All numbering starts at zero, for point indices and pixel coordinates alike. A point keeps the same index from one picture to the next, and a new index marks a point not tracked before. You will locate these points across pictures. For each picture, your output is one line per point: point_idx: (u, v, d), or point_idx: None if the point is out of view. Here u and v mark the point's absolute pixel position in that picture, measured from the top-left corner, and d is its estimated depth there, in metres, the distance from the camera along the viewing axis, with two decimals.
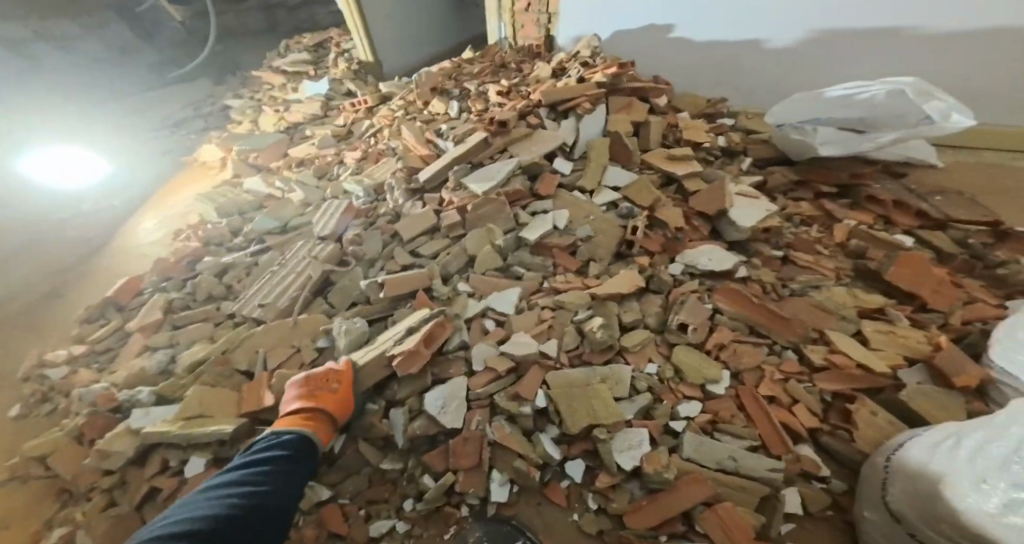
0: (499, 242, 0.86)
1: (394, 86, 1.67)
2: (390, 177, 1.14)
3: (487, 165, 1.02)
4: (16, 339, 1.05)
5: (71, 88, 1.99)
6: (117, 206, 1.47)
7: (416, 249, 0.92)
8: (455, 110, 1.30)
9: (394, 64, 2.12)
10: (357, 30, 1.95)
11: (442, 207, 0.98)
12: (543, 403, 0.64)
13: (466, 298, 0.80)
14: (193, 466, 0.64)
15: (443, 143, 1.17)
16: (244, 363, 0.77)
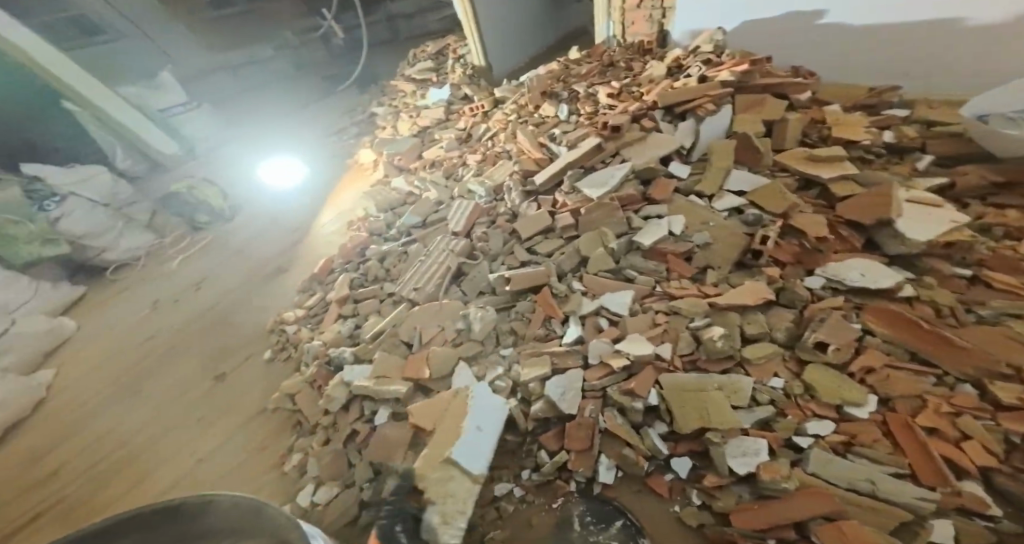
0: (611, 246, 0.90)
1: (507, 90, 1.78)
2: (507, 179, 1.24)
3: (598, 171, 1.06)
4: (269, 304, 1.40)
5: (269, 108, 2.51)
6: (316, 199, 1.85)
7: (533, 247, 1.01)
8: (564, 114, 1.35)
9: (500, 65, 2.25)
10: (471, 34, 2.11)
11: (555, 209, 1.05)
12: (655, 401, 0.67)
13: (579, 296, 0.86)
14: (381, 417, 0.81)
15: (555, 147, 1.23)
16: (406, 337, 0.93)
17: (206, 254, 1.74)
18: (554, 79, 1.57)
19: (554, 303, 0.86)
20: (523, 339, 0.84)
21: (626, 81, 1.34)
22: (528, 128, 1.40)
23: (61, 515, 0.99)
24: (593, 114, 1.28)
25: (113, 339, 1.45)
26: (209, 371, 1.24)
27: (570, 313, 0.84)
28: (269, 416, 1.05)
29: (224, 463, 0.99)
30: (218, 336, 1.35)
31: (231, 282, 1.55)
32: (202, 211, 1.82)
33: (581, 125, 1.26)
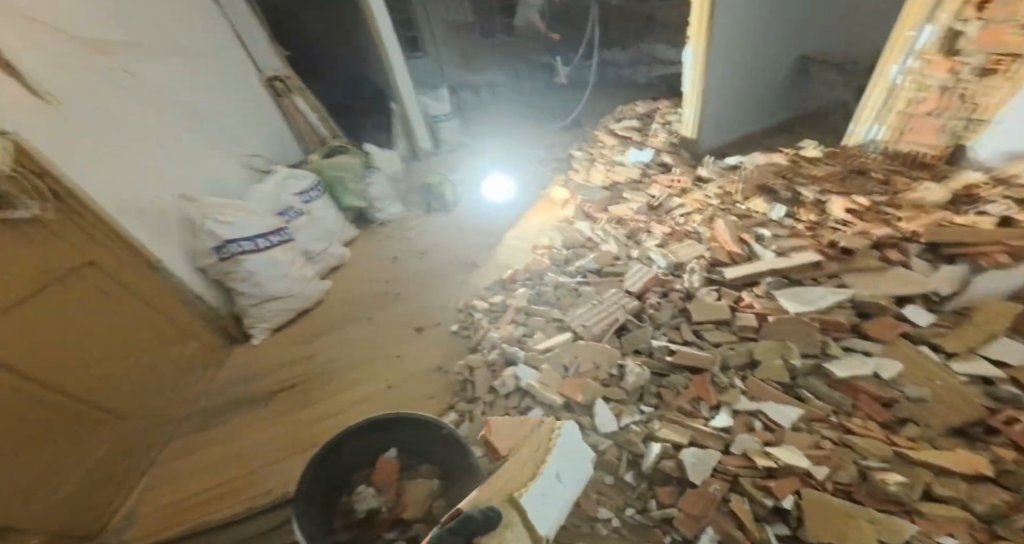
0: (793, 362, 0.98)
1: (717, 171, 1.91)
2: (692, 259, 1.39)
3: (805, 286, 1.16)
4: (461, 284, 1.92)
5: (501, 136, 3.27)
6: (509, 215, 2.37)
7: (700, 331, 1.14)
8: (781, 213, 1.47)
9: (710, 139, 2.29)
10: (691, 106, 2.18)
11: (738, 305, 1.17)
12: (789, 506, 0.76)
13: (738, 392, 0.97)
14: (534, 414, 1.05)
15: (760, 248, 1.34)
16: (565, 361, 1.14)
17: (425, 232, 2.47)
18: (779, 174, 1.68)
19: (712, 389, 0.99)
20: (665, 408, 0.99)
21: (878, 196, 1.36)
22: (732, 218, 1.52)
23: (326, 371, 1.64)
24: (818, 224, 1.36)
25: (367, 274, 2.20)
26: (414, 317, 1.80)
27: (725, 403, 0.96)
28: (443, 375, 1.45)
29: (411, 390, 1.44)
30: (425, 295, 1.93)
31: (440, 258, 2.18)
32: (436, 201, 2.63)
33: (799, 234, 1.35)
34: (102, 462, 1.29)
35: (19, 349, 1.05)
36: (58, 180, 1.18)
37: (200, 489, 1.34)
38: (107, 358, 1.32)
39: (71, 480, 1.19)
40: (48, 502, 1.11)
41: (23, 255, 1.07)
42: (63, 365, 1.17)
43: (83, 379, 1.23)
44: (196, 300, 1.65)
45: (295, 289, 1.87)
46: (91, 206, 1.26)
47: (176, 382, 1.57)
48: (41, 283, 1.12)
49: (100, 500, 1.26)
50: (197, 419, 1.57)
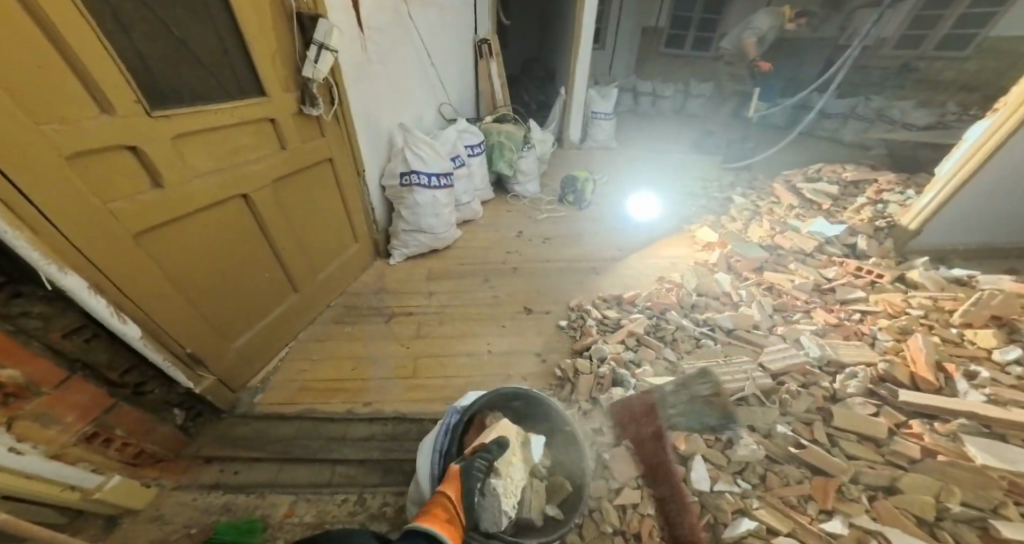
0: (948, 505, 0.90)
1: (932, 279, 1.62)
2: (858, 364, 1.25)
3: (1000, 441, 1.01)
4: (581, 282, 1.97)
5: (661, 163, 3.23)
6: (645, 234, 2.32)
7: (838, 438, 1.07)
8: (1011, 358, 1.22)
9: (936, 235, 1.87)
10: (936, 189, 1.80)
11: (898, 429, 1.07)
12: None
13: (862, 508, 0.93)
14: (631, 441, 1.10)
15: (963, 386, 1.15)
16: (675, 408, 1.16)
17: (556, 220, 2.55)
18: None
19: (832, 494, 0.95)
20: (764, 490, 0.99)
21: None
22: (934, 339, 1.32)
23: (438, 313, 1.83)
24: None
25: (493, 238, 2.37)
26: (525, 296, 1.90)
27: (842, 512, 0.93)
28: (542, 362, 1.54)
29: (508, 362, 1.55)
30: (542, 277, 2.02)
31: (563, 249, 2.25)
32: (573, 194, 2.66)
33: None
34: (272, 327, 1.55)
35: (263, 205, 1.37)
36: (340, 93, 1.60)
37: (324, 380, 1.56)
38: (301, 239, 1.61)
39: (251, 331, 1.46)
40: (233, 344, 1.38)
41: (295, 133, 1.44)
42: (280, 230, 1.48)
43: (286, 249, 1.54)
44: (369, 211, 2.02)
45: (438, 228, 2.13)
46: (349, 119, 1.70)
47: (341, 271, 1.91)
48: (295, 160, 1.45)
49: (261, 356, 1.54)
50: (336, 314, 1.85)
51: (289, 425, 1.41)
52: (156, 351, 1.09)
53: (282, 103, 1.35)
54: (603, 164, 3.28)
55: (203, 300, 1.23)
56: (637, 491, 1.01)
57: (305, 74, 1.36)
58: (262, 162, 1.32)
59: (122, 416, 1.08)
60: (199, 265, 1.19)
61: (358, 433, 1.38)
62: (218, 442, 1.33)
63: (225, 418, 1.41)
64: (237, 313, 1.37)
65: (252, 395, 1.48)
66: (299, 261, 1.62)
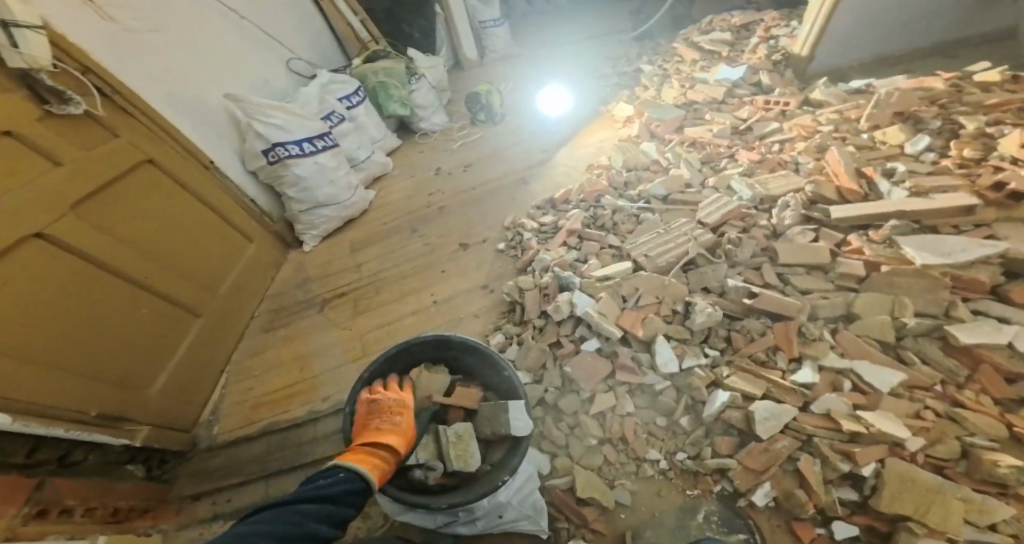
0: (904, 321, 0.89)
1: (833, 94, 1.59)
2: (789, 194, 1.22)
3: (939, 235, 1.01)
4: (509, 199, 1.82)
5: (564, 53, 2.96)
6: (565, 129, 2.15)
7: (788, 275, 1.05)
8: (920, 147, 1.23)
9: (830, 54, 1.82)
10: (812, 18, 1.75)
11: (840, 250, 1.06)
12: (866, 473, 0.76)
13: (828, 346, 0.92)
14: (589, 345, 1.03)
15: (885, 186, 1.15)
16: (626, 292, 1.09)
17: (470, 144, 2.31)
18: (929, 101, 1.38)
19: (795, 338, 0.93)
20: (732, 352, 0.97)
21: None
22: (850, 149, 1.31)
23: (371, 284, 1.65)
24: (975, 162, 1.14)
25: (410, 184, 2.13)
26: (454, 233, 1.74)
27: (810, 355, 0.91)
28: (488, 294, 1.43)
29: (453, 306, 1.43)
30: (467, 209, 1.85)
31: (486, 172, 2.04)
32: (482, 111, 2.38)
33: (942, 170, 1.15)
34: (188, 362, 1.36)
35: (77, 233, 1.07)
36: (99, 75, 1.21)
37: (274, 390, 1.40)
38: (166, 259, 1.34)
39: (164, 374, 1.27)
40: (151, 392, 1.22)
41: (61, 141, 1.08)
42: (127, 256, 1.20)
43: (152, 277, 1.27)
44: (250, 204, 1.74)
45: (341, 196, 1.87)
46: (138, 102, 1.34)
47: (245, 275, 1.65)
48: (89, 172, 1.13)
49: (196, 390, 1.37)
50: (264, 320, 1.64)
51: (253, 443, 1.28)
52: (48, 426, 0.92)
53: (16, 109, 0.98)
54: (507, 70, 2.97)
55: (61, 368, 0.98)
56: (610, 394, 0.96)
57: (15, 65, 0.97)
58: (38, 182, 0.99)
59: (63, 486, 0.93)
60: (38, 324, 0.94)
61: (332, 427, 1.25)
62: (200, 478, 1.25)
63: (194, 455, 1.30)
64: (129, 364, 1.17)
65: (209, 427, 1.36)
66: (180, 283, 1.37)
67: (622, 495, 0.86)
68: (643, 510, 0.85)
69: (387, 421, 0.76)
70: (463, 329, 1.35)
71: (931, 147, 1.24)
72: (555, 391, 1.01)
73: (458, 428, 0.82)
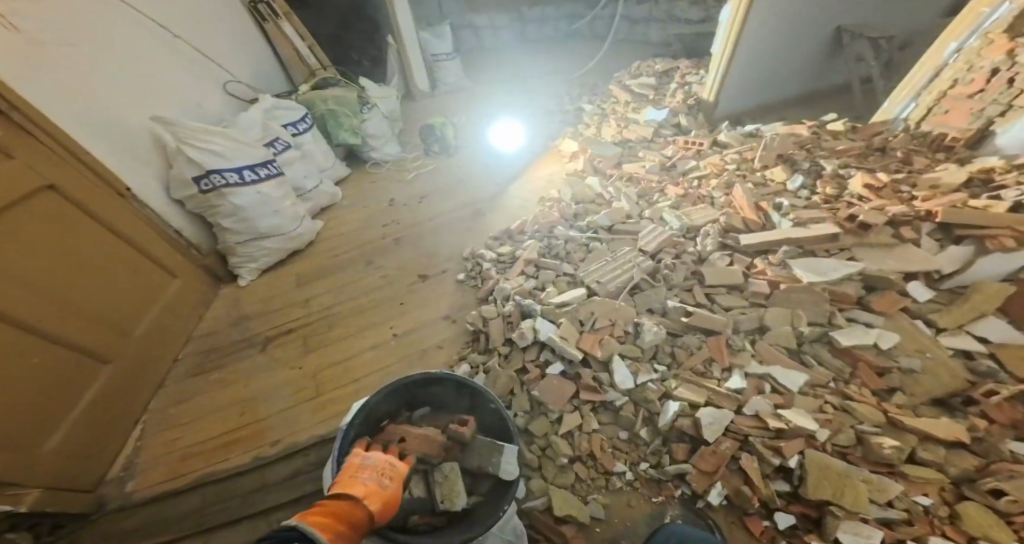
0: (801, 330, 1.06)
1: (732, 137, 1.85)
2: (707, 224, 1.40)
3: (821, 257, 1.20)
4: (467, 227, 1.89)
5: (513, 88, 3.16)
6: (516, 163, 2.27)
7: (712, 295, 1.20)
8: (797, 185, 1.48)
9: (730, 102, 2.12)
10: (716, 66, 2.03)
11: (749, 272, 1.23)
12: (795, 464, 0.87)
13: (751, 356, 1.06)
14: (554, 369, 1.10)
15: (777, 217, 1.36)
16: (581, 316, 1.18)
17: (427, 175, 2.35)
18: (800, 146, 1.67)
19: (725, 350, 1.07)
20: (677, 367, 1.07)
21: (902, 174, 1.37)
22: (747, 185, 1.53)
23: (330, 318, 1.60)
24: (835, 198, 1.37)
25: (362, 215, 2.12)
26: (408, 265, 1.76)
27: (737, 365, 1.05)
28: (450, 324, 1.45)
29: (411, 342, 1.43)
30: (425, 239, 1.88)
31: (445, 204, 2.09)
32: (437, 143, 2.47)
33: (814, 204, 1.38)
34: (92, 413, 1.22)
35: None
36: (5, 93, 1.11)
37: (210, 439, 1.29)
38: (67, 301, 1.21)
39: (61, 432, 1.13)
40: (40, 455, 1.06)
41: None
42: (17, 296, 1.06)
43: (48, 321, 1.13)
44: (175, 236, 1.64)
45: (286, 226, 1.82)
46: (49, 124, 1.23)
47: (166, 313, 1.54)
48: None
49: (96, 449, 1.21)
50: (191, 363, 1.53)
51: (187, 500, 1.16)
52: None
53: None
54: (461, 102, 3.11)
55: None
56: (577, 413, 1.03)
57: None
58: None
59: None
60: None
61: (280, 474, 1.17)
62: (110, 540, 1.10)
63: (98, 519, 1.14)
64: (15, 425, 1.02)
65: (120, 485, 1.21)
66: (84, 327, 1.24)
67: (596, 509, 0.91)
68: (617, 522, 0.91)
69: (376, 479, 0.69)
70: (423, 362, 1.35)
71: (804, 185, 1.48)
72: (526, 415, 1.06)
73: (445, 466, 0.82)
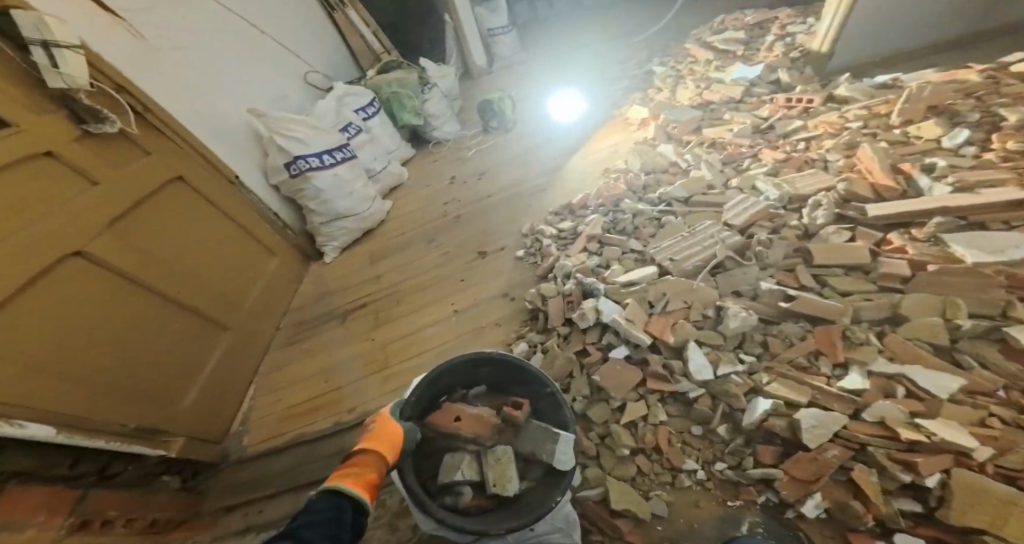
0: (959, 323, 0.85)
1: (861, 91, 1.53)
2: (818, 194, 1.18)
3: (992, 231, 0.97)
4: (528, 203, 1.82)
5: (577, 55, 2.96)
6: (577, 136, 2.12)
7: (822, 276, 1.02)
8: (960, 141, 1.19)
9: (849, 51, 1.78)
10: (830, 11, 1.71)
11: (880, 249, 1.03)
12: (930, 484, 0.71)
13: (876, 350, 0.87)
14: (618, 352, 1.01)
15: (925, 181, 1.12)
16: (652, 296, 1.07)
17: (485, 153, 2.30)
18: (963, 94, 1.34)
19: (840, 343, 0.90)
20: (769, 358, 0.93)
21: None
22: (881, 145, 1.27)
23: (395, 295, 1.64)
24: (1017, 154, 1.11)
25: (425, 194, 2.13)
26: (468, 242, 1.74)
27: (857, 361, 0.87)
28: (510, 302, 1.41)
29: (470, 320, 1.42)
30: (484, 216, 1.84)
31: (504, 181, 2.02)
32: (495, 118, 2.40)
33: (977, 166, 1.11)
34: (219, 375, 1.38)
35: (114, 251, 1.10)
36: (134, 94, 1.26)
37: (297, 403, 1.40)
38: (195, 276, 1.36)
39: (196, 388, 1.28)
40: (180, 407, 1.21)
41: (94, 160, 1.12)
42: (154, 268, 1.22)
43: (181, 292, 1.29)
44: (274, 219, 1.77)
45: (359, 208, 1.88)
46: (171, 121, 1.38)
47: (271, 288, 1.68)
48: (120, 191, 1.15)
49: (223, 405, 1.37)
50: (287, 334, 1.65)
51: (281, 459, 1.26)
52: (91, 438, 0.93)
53: (51, 132, 1.01)
54: (521, 75, 2.99)
55: (96, 388, 0.99)
56: (642, 403, 0.94)
57: (56, 86, 1.03)
58: (71, 204, 1.01)
59: (102, 497, 0.94)
60: (78, 351, 0.96)
61: (354, 441, 1.23)
62: (228, 491, 1.23)
63: (225, 467, 1.29)
64: (161, 379, 1.17)
65: (239, 438, 1.36)
66: (209, 298, 1.40)
67: (658, 506, 0.83)
68: (682, 521, 0.82)
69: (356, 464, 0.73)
70: (479, 343, 1.33)
71: (970, 141, 1.20)
72: (584, 400, 0.99)
73: (497, 449, 0.79)
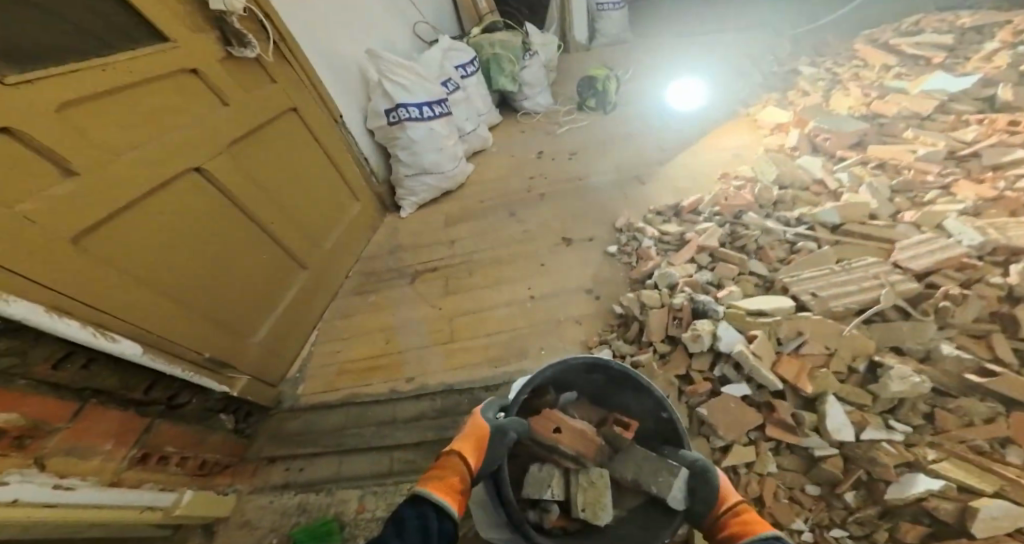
0: None
1: None
2: None
3: None
4: (628, 192, 1.66)
5: (705, 41, 2.66)
6: (686, 132, 1.89)
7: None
8: None
9: None
10: None
11: None
12: None
13: None
14: (734, 389, 0.91)
15: None
16: (784, 333, 0.95)
17: (579, 131, 2.13)
18: None
19: None
20: (933, 432, 0.80)
21: None
22: None
23: (466, 269, 1.56)
24: None
25: (512, 163, 2.02)
26: (560, 222, 1.62)
27: None
28: (595, 300, 1.29)
29: (547, 308, 1.32)
30: (577, 198, 1.71)
31: (597, 167, 1.85)
32: (594, 97, 2.20)
33: None
34: (292, 312, 1.39)
35: (228, 175, 1.12)
36: (275, 23, 1.28)
37: (361, 358, 1.39)
38: (289, 212, 1.38)
39: (269, 323, 1.29)
40: (251, 341, 1.22)
41: (232, 84, 1.14)
42: (260, 199, 1.24)
43: (277, 224, 1.32)
44: (364, 162, 1.75)
45: (444, 165, 1.81)
46: (298, 54, 1.39)
47: (350, 235, 1.68)
48: (245, 118, 1.17)
49: (292, 341, 1.39)
50: (355, 283, 1.65)
51: (335, 413, 1.26)
52: (167, 365, 0.93)
53: (200, 49, 1.03)
54: (631, 54, 2.74)
55: (190, 306, 1.01)
56: (752, 448, 0.85)
57: (216, 7, 1.04)
58: (204, 123, 1.03)
59: (165, 433, 0.97)
60: (183, 269, 0.99)
61: (407, 413, 1.21)
62: (276, 440, 1.23)
63: (275, 413, 1.29)
64: (243, 308, 1.19)
65: (294, 385, 1.35)
66: (297, 236, 1.41)
67: None
68: None
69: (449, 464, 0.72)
70: (552, 337, 1.24)
71: None
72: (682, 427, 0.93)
73: (596, 473, 0.78)
